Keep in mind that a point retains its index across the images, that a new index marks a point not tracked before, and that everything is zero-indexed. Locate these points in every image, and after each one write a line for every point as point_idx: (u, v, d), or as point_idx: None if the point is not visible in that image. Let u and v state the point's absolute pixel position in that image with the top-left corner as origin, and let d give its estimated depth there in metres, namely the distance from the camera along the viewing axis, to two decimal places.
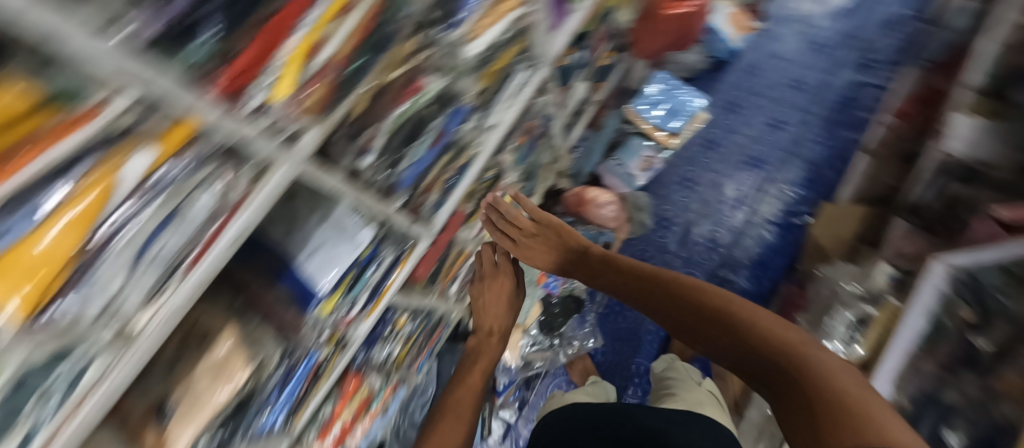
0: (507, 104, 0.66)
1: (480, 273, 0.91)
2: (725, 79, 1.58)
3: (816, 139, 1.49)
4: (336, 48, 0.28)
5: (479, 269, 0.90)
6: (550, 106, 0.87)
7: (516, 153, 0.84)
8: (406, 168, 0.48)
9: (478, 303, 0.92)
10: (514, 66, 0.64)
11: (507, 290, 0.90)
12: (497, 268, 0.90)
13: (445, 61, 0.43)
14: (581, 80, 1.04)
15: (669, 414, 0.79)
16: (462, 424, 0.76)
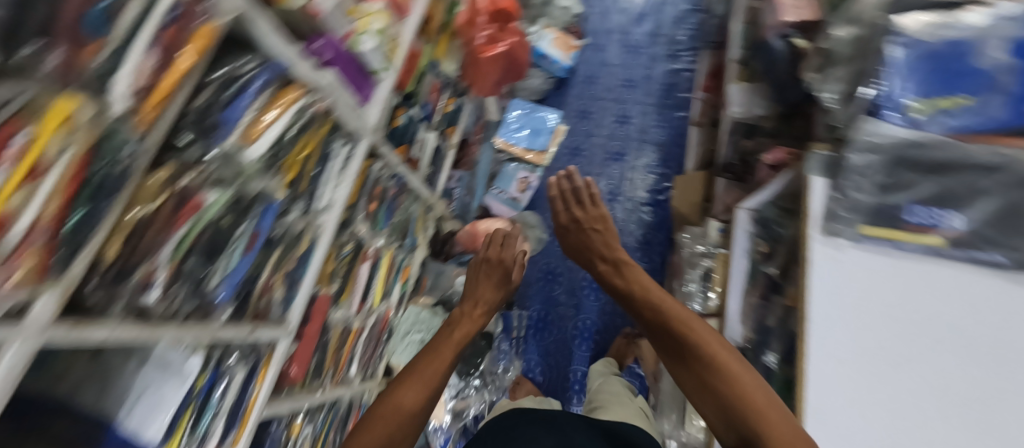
0: (335, 181, 0.68)
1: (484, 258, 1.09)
2: (570, 92, 1.92)
3: (656, 123, 1.82)
4: (35, 210, 0.27)
5: (487, 253, 1.08)
6: (397, 164, 0.90)
7: (371, 221, 0.84)
8: (221, 282, 0.48)
9: (479, 274, 1.05)
10: (330, 144, 0.66)
11: (502, 270, 1.08)
12: (491, 258, 1.08)
13: (222, 171, 0.44)
14: (431, 131, 1.14)
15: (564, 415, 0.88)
16: (426, 387, 0.69)
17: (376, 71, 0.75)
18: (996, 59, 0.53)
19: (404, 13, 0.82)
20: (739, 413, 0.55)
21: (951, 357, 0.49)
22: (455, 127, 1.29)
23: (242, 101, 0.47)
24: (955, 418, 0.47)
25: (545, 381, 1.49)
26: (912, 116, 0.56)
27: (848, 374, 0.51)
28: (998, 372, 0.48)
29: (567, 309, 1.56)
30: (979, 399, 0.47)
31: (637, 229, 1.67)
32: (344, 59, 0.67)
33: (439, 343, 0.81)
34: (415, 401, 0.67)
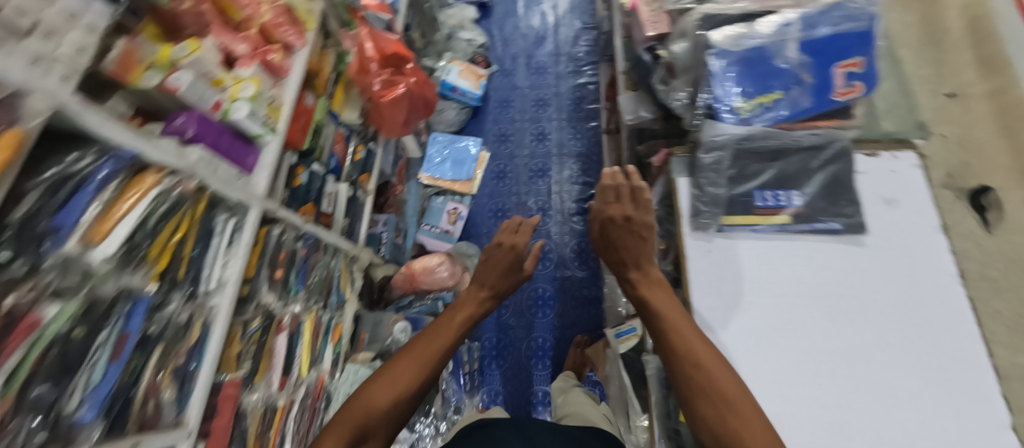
0: (222, 258, 0.65)
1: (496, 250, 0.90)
2: (487, 118, 1.97)
3: (572, 135, 1.90)
4: None
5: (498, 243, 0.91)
6: (302, 224, 0.87)
7: (280, 289, 0.80)
8: (86, 399, 0.43)
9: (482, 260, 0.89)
10: (210, 220, 0.63)
11: (513, 257, 0.89)
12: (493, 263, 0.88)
13: (63, 280, 0.41)
14: (342, 181, 1.12)
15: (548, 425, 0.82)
16: (420, 366, 0.66)
17: (257, 136, 0.74)
18: (789, 57, 0.66)
19: (283, 74, 0.82)
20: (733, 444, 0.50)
21: (820, 319, 0.62)
22: (370, 174, 1.27)
23: (83, 198, 0.44)
24: (839, 366, 0.60)
25: (511, 408, 1.44)
26: (742, 112, 0.67)
27: (751, 350, 0.61)
28: (854, 324, 0.61)
29: (519, 331, 1.56)
30: (846, 350, 0.60)
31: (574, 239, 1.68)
32: (216, 130, 0.64)
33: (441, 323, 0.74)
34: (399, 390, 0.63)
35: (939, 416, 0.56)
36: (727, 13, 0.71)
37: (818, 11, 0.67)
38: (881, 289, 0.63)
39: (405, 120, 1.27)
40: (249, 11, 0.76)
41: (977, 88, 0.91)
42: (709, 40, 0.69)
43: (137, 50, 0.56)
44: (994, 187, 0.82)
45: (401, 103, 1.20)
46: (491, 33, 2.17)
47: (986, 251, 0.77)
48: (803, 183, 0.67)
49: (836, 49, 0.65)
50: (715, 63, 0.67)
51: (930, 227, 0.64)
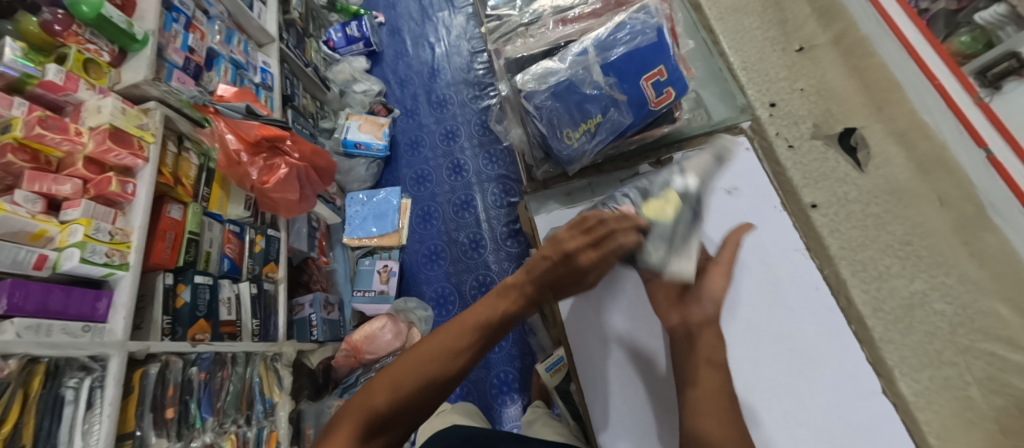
0: (81, 427, 0.58)
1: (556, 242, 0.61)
2: (401, 163, 1.94)
3: (487, 161, 1.87)
4: None
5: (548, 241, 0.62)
6: (191, 347, 0.80)
7: (172, 425, 0.73)
8: None
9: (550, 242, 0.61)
10: (56, 390, 0.57)
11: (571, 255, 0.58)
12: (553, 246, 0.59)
13: None
14: (243, 282, 1.05)
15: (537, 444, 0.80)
16: (448, 351, 0.53)
17: (107, 275, 0.68)
18: (597, 82, 0.65)
19: (125, 200, 0.75)
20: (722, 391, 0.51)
21: None
22: (278, 262, 1.19)
23: None
24: (768, 340, 0.63)
25: None
26: (572, 141, 0.68)
27: None
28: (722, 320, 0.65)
29: (481, 369, 1.50)
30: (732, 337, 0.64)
31: (512, 265, 1.66)
32: (40, 291, 0.58)
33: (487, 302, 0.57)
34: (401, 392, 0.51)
35: (808, 391, 0.60)
36: (530, 53, 0.70)
37: (607, 34, 0.66)
38: (737, 284, 0.67)
39: (303, 195, 1.20)
40: (67, 147, 0.71)
41: (822, 37, 0.85)
42: (517, 86, 0.69)
43: None
44: (856, 126, 0.76)
45: (291, 187, 1.14)
46: (387, 78, 2.15)
47: (864, 191, 0.72)
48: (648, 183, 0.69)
49: (634, 64, 0.64)
50: (530, 106, 0.67)
51: (769, 206, 0.70)
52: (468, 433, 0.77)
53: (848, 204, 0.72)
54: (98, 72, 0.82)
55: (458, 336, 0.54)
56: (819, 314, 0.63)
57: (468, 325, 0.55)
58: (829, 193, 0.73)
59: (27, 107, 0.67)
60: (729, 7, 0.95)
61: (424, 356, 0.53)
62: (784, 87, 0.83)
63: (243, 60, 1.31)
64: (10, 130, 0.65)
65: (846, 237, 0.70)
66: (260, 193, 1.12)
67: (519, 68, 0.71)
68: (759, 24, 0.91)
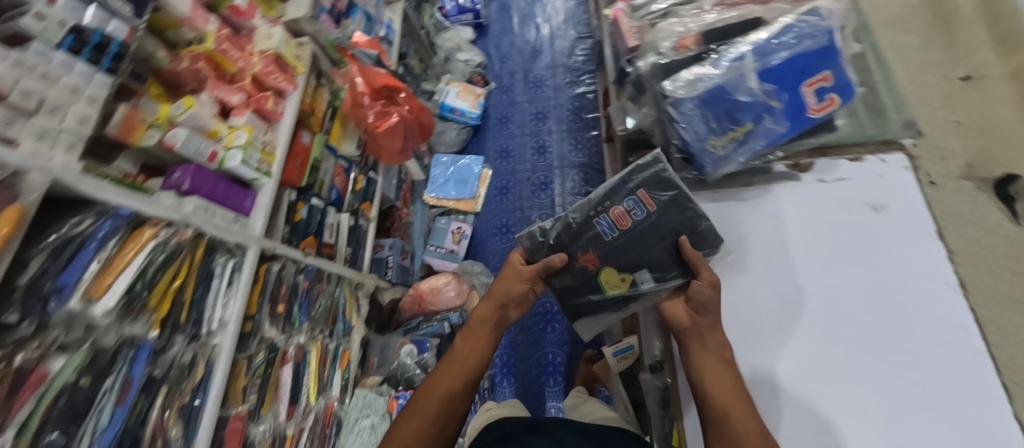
0: (222, 299, 0.68)
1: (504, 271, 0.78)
2: (488, 136, 2.00)
3: (572, 147, 1.89)
4: None
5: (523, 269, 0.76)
6: (303, 258, 0.91)
7: (282, 323, 0.84)
8: (92, 439, 0.47)
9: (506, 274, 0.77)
10: (210, 263, 0.67)
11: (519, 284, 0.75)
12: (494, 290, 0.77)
13: (68, 335, 0.46)
14: (345, 214, 1.16)
15: (587, 425, 0.81)
16: (439, 394, 0.68)
17: (254, 180, 0.79)
18: (751, 89, 0.65)
19: (276, 119, 0.87)
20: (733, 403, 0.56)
21: (795, 333, 0.63)
22: (372, 202, 1.31)
23: (84, 258, 0.48)
24: (881, 365, 0.59)
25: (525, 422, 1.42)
26: (716, 149, 0.68)
27: (795, 343, 0.63)
28: (829, 334, 0.62)
29: (531, 345, 1.54)
30: (837, 353, 0.61)
31: None
32: (211, 180, 0.68)
33: (455, 359, 0.71)
34: (423, 423, 0.65)
35: (916, 424, 0.56)
36: (678, 59, 0.69)
37: (767, 39, 0.65)
38: (854, 300, 0.63)
39: (404, 149, 1.29)
40: (241, 64, 0.82)
41: (997, 68, 0.77)
42: (663, 93, 0.68)
43: (137, 112, 0.63)
44: (1020, 174, 0.68)
45: (396, 137, 1.23)
46: (489, 51, 2.19)
47: (1017, 246, 0.64)
48: (629, 228, 0.69)
49: (796, 71, 0.64)
50: (678, 113, 0.68)
51: (921, 233, 0.65)
52: (529, 424, 0.80)
53: (992, 255, 0.63)
54: (270, 5, 0.95)
55: (443, 375, 0.70)
56: (956, 355, 0.58)
57: (450, 366, 0.71)
58: (969, 241, 0.65)
59: (217, 25, 0.78)
60: (884, 23, 0.88)
61: (424, 398, 0.68)
62: (940, 116, 0.76)
63: (373, 14, 1.41)
64: (204, 41, 0.76)
65: (987, 293, 0.61)
66: (369, 137, 1.23)
67: (665, 74, 0.70)
68: (917, 44, 0.84)
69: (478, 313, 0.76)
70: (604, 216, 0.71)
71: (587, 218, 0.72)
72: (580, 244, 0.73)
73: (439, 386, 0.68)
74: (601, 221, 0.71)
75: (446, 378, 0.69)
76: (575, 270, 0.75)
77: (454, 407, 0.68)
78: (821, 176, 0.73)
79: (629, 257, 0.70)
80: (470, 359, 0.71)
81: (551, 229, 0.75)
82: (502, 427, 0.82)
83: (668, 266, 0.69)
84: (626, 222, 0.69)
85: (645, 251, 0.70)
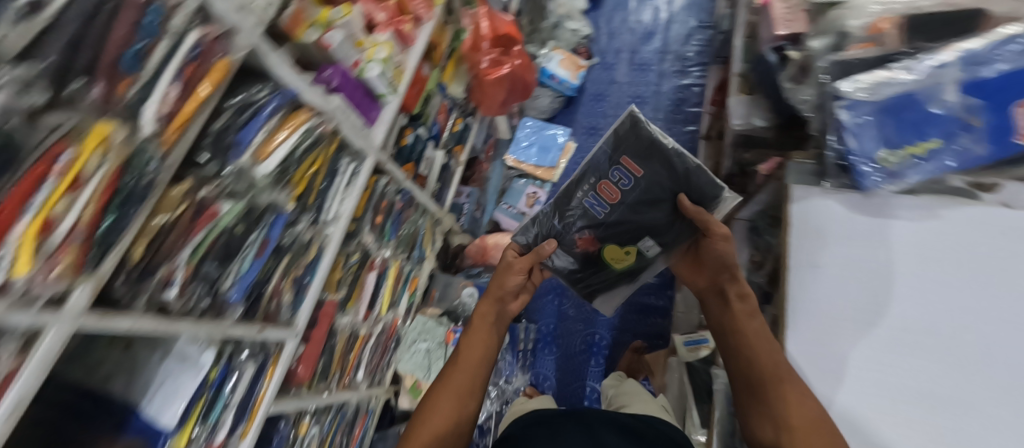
0: (340, 196, 0.74)
1: (502, 267, 0.83)
2: (579, 110, 1.96)
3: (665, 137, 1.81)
4: (75, 216, 0.32)
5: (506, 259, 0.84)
6: (404, 180, 0.97)
7: (377, 233, 0.91)
8: (234, 281, 0.53)
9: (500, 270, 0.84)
10: (338, 162, 0.72)
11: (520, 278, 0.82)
12: (496, 281, 0.83)
13: (235, 185, 0.50)
14: (439, 151, 1.21)
15: (620, 417, 0.82)
16: (455, 396, 0.69)
17: (382, 95, 0.82)
18: (947, 102, 0.56)
19: (410, 42, 0.90)
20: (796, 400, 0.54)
21: (898, 358, 0.52)
22: (463, 146, 1.35)
23: (255, 123, 0.53)
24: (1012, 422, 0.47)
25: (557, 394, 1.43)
26: (888, 165, 0.58)
27: (896, 369, 0.52)
28: (950, 369, 0.50)
29: (578, 322, 1.51)
30: (951, 395, 0.49)
31: None
32: (351, 84, 0.74)
33: (462, 355, 0.73)
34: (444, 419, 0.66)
35: None
36: (859, 58, 0.62)
37: (982, 48, 0.57)
38: (997, 337, 0.50)
39: (503, 103, 1.32)
40: None
41: None
42: (837, 92, 0.60)
43: (306, 10, 0.66)
44: None
45: (501, 89, 1.27)
46: (598, 25, 2.10)
47: None
48: (620, 200, 0.71)
49: (1017, 87, 0.55)
50: (849, 118, 0.59)
51: None
52: (556, 416, 0.81)
53: None
54: None
55: (459, 369, 0.71)
56: None
57: (463, 354, 0.73)
58: None
59: None
60: None
61: (444, 405, 0.67)
62: None
63: None
64: None
65: None
66: (475, 86, 1.27)
67: (841, 73, 0.62)
68: None
69: (482, 308, 0.79)
70: (592, 194, 0.72)
71: (576, 200, 0.74)
72: (577, 228, 0.78)
73: (450, 383, 0.70)
74: (589, 197, 0.73)
75: (465, 371, 0.71)
76: (576, 251, 0.81)
77: (471, 398, 0.70)
78: (1007, 202, 0.57)
79: (628, 229, 0.75)
80: (482, 346, 0.74)
81: (546, 220, 0.79)
82: (528, 418, 0.83)
83: (664, 225, 0.73)
84: (616, 195, 0.71)
85: (635, 217, 0.73)
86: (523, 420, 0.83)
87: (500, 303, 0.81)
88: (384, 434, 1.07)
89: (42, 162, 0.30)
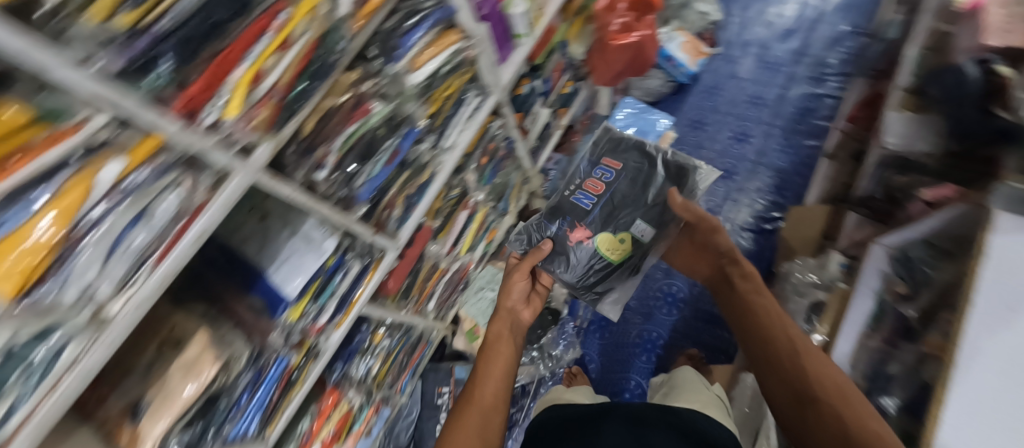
0: (459, 127, 0.73)
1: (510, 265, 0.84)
2: (687, 100, 1.56)
3: (779, 146, 1.41)
4: (277, 75, 0.34)
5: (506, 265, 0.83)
6: (510, 128, 0.95)
7: (478, 173, 0.91)
8: (362, 182, 0.54)
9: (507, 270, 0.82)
10: (465, 93, 0.73)
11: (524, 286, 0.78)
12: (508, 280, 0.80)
13: (388, 87, 0.52)
14: (545, 108, 1.18)
15: (664, 415, 0.74)
16: (484, 412, 0.59)
17: (517, 36, 0.80)
18: None
19: None
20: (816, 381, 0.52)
21: None
22: (568, 109, 1.31)
23: (416, 33, 0.53)
24: None
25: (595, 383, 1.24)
26: None
27: None
28: None
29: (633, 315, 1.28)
30: None
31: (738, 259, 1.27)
32: (496, 17, 0.73)
33: (483, 368, 0.65)
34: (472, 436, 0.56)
35: None
36: None
37: None
38: None
39: (617, 75, 1.25)
40: None
41: None
42: None
43: None
44: None
45: (623, 61, 1.20)
46: (729, 11, 1.65)
47: None
48: (604, 190, 0.79)
49: None
50: None
51: None
52: (591, 416, 0.75)
53: None
54: None
55: (482, 383, 0.63)
56: None
57: (486, 369, 0.65)
58: None
59: None
60: None
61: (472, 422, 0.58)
62: None
63: None
64: None
65: None
66: (596, 50, 1.22)
67: None
68: None
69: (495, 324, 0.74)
70: (580, 191, 0.80)
71: (566, 199, 0.81)
72: (566, 222, 0.79)
73: (476, 396, 0.61)
74: (579, 193, 0.81)
75: (490, 382, 0.63)
76: (567, 247, 0.78)
77: (499, 413, 0.60)
78: None
79: (618, 216, 0.77)
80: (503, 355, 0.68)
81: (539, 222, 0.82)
82: (556, 426, 0.76)
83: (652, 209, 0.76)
84: (600, 186, 0.79)
85: (625, 201, 0.77)
86: (552, 430, 0.76)
87: (511, 314, 0.77)
88: (435, 367, 1.10)
89: (265, 17, 0.32)
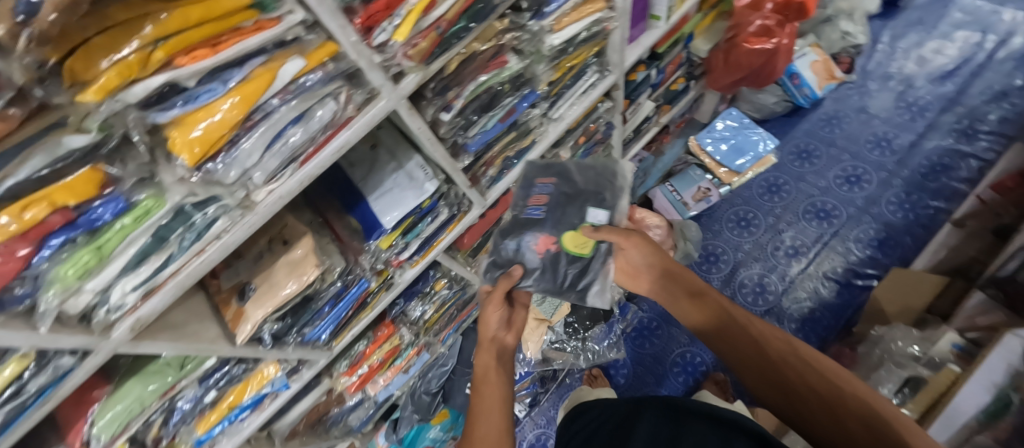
0: (571, 100, 0.71)
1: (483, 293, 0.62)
2: (800, 126, 1.33)
3: (895, 201, 1.20)
4: (444, 9, 0.34)
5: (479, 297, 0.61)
6: (613, 113, 0.90)
7: (573, 152, 0.89)
8: (475, 133, 0.53)
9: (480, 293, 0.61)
10: (586, 67, 0.70)
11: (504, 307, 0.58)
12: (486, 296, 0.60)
13: (526, 44, 0.51)
14: (650, 100, 1.11)
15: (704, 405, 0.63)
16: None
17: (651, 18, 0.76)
18: None
19: None
20: (827, 395, 0.45)
21: None
22: (672, 107, 1.21)
23: None
24: None
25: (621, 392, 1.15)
26: None
27: None
28: None
29: (679, 332, 1.17)
30: None
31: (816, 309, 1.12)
32: None
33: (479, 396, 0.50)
34: None
35: None
36: None
37: None
38: None
39: (736, 81, 1.16)
40: None
41: None
42: None
43: None
44: None
45: (749, 67, 1.10)
46: (877, 38, 1.41)
47: None
48: (548, 199, 0.63)
49: None
50: None
51: None
52: (624, 417, 0.68)
53: None
54: None
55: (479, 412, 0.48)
56: None
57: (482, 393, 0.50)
58: None
59: None
60: None
61: None
62: None
63: None
64: None
65: None
66: (722, 50, 1.12)
67: None
68: None
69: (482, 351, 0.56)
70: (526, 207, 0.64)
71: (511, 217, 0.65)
72: (530, 234, 0.62)
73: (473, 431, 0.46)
74: (525, 209, 0.64)
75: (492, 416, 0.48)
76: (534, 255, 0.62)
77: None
78: None
79: (574, 202, 0.64)
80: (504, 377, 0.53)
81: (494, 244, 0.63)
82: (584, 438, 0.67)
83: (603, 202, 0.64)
84: (542, 196, 0.64)
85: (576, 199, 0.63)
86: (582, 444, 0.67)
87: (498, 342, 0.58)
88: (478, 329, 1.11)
89: None
